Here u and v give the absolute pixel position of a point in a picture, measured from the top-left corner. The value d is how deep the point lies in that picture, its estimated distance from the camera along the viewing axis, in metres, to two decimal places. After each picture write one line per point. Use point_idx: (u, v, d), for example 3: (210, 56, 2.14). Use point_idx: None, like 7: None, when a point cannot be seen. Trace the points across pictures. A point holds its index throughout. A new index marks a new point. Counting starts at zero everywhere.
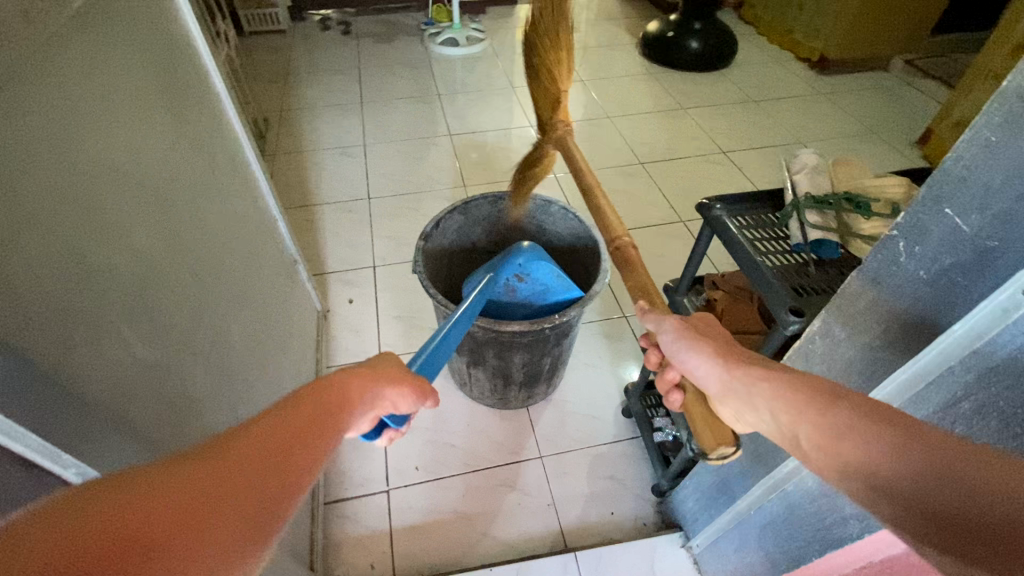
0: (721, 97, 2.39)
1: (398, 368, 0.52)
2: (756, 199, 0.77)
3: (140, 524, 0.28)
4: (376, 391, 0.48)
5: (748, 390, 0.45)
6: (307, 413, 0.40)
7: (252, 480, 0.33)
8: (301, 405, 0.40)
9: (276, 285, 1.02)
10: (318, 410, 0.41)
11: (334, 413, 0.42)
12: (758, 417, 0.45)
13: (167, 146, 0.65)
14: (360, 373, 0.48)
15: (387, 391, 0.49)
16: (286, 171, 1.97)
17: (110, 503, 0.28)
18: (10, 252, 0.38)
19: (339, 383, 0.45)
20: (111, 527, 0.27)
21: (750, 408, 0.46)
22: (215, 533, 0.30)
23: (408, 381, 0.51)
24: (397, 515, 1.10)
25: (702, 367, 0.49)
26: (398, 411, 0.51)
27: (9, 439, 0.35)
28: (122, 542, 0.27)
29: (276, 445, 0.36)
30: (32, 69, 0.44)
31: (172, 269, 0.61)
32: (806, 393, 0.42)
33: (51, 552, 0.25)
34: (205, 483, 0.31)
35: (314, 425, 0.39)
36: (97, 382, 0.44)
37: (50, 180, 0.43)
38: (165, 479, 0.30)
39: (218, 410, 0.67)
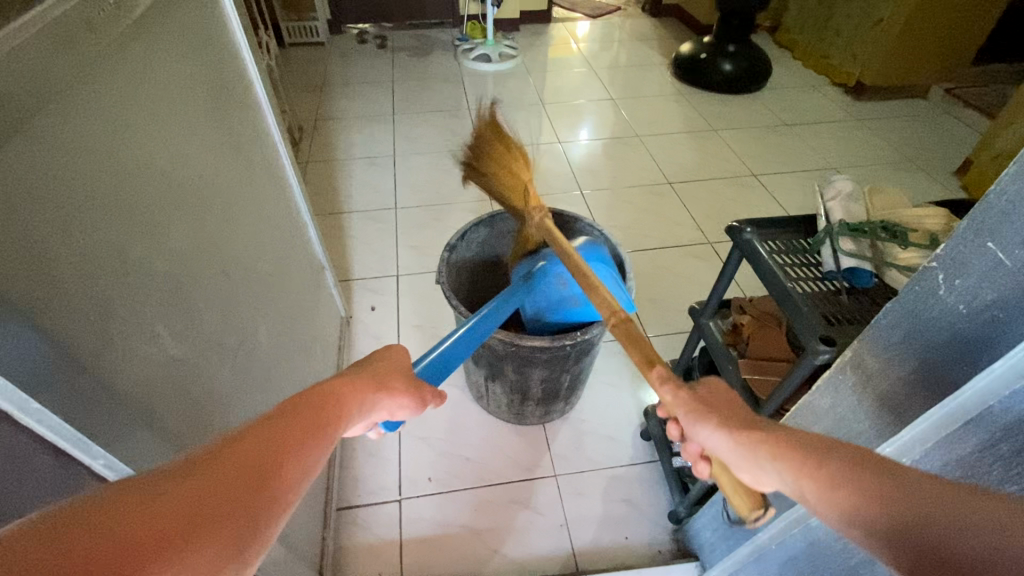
0: (752, 120, 2.37)
1: (398, 375, 0.54)
2: (788, 223, 0.75)
3: (174, 507, 0.29)
4: (377, 397, 0.50)
5: (755, 454, 0.42)
6: (316, 409, 0.41)
7: (271, 465, 0.35)
8: (310, 402, 0.42)
9: (303, 289, 1.04)
10: (326, 411, 0.42)
11: (342, 415, 0.43)
12: (769, 480, 0.42)
13: (210, 152, 0.68)
14: (361, 380, 0.50)
15: (386, 398, 0.51)
16: (318, 179, 2.02)
17: (146, 491, 0.29)
18: (60, 248, 0.40)
19: (341, 387, 0.46)
20: (150, 511, 0.28)
21: (758, 468, 0.42)
22: (242, 512, 0.31)
23: (404, 389, 0.54)
24: (407, 525, 1.10)
25: (714, 437, 0.44)
26: (392, 417, 0.53)
27: (44, 428, 0.36)
28: (160, 523, 0.28)
29: (290, 444, 0.37)
30: (91, 74, 0.46)
31: (207, 270, 0.63)
32: (801, 449, 0.41)
33: (95, 538, 0.26)
34: (238, 472, 0.33)
35: (323, 421, 0.41)
36: (129, 375, 0.46)
37: (100, 180, 0.45)
38: (200, 468, 0.32)
39: (240, 409, 0.68)
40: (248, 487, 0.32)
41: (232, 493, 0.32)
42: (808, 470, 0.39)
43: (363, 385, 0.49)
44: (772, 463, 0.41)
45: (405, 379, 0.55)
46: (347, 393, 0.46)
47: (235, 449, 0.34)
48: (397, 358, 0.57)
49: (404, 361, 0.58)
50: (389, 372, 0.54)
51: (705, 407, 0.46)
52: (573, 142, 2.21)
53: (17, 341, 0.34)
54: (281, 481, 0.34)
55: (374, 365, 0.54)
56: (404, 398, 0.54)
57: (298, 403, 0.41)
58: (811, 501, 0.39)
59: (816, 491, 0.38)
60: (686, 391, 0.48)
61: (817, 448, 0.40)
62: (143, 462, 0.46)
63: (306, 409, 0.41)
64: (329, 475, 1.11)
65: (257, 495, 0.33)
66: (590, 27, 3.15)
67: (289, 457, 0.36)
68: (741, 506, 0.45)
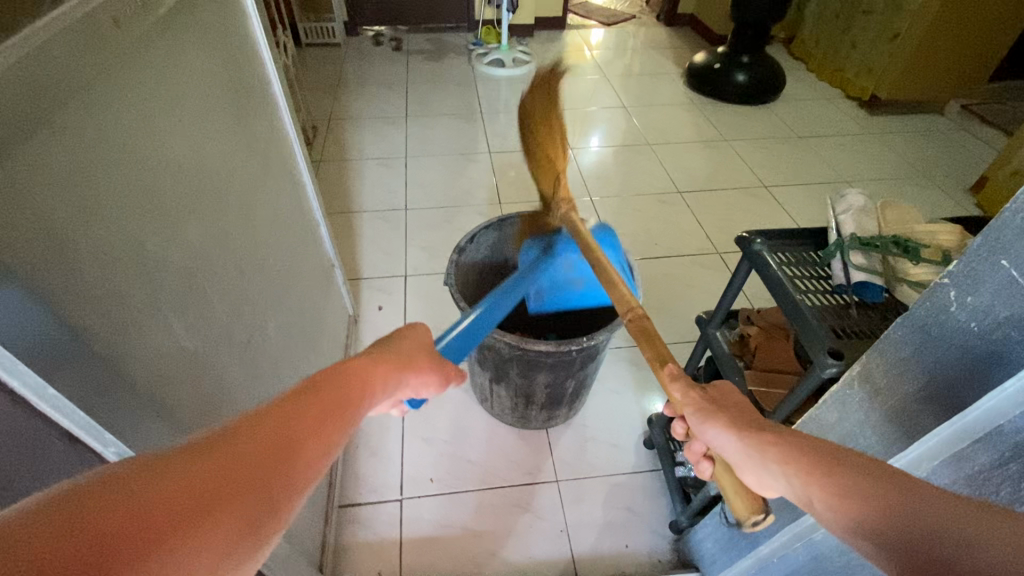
0: (765, 131, 2.36)
1: (422, 355, 0.55)
2: (799, 236, 0.75)
3: (209, 477, 0.30)
4: (402, 375, 0.51)
5: (762, 457, 0.43)
6: (344, 386, 0.42)
7: (300, 441, 0.36)
8: (338, 378, 0.43)
9: (313, 287, 1.05)
10: (347, 391, 0.42)
11: (367, 391, 0.44)
12: (776, 484, 0.43)
13: (228, 149, 0.69)
14: (387, 358, 0.51)
15: (409, 377, 0.52)
16: (330, 177, 2.04)
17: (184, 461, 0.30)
18: (81, 238, 0.40)
19: (367, 366, 0.47)
20: (186, 480, 0.29)
21: (765, 470, 0.43)
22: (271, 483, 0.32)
23: (427, 368, 0.55)
24: (408, 525, 1.10)
25: (715, 433, 0.48)
26: (414, 394, 0.54)
27: (58, 414, 0.36)
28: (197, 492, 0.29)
29: (317, 417, 0.38)
30: (117, 70, 0.47)
31: (220, 265, 0.64)
32: (811, 455, 0.41)
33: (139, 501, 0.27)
34: (268, 446, 0.34)
35: (350, 397, 0.42)
36: (142, 365, 0.46)
37: (121, 173, 0.46)
38: (234, 440, 0.33)
39: (247, 403, 0.69)
40: (277, 461, 0.33)
41: (252, 472, 0.32)
42: (815, 474, 0.40)
43: (386, 366, 0.49)
44: (780, 466, 0.42)
45: (425, 360, 0.55)
46: (369, 373, 0.46)
47: (257, 427, 0.34)
48: (419, 340, 0.57)
49: (426, 343, 0.58)
50: (409, 353, 0.54)
51: (709, 406, 0.49)
52: (584, 149, 2.22)
53: (43, 327, 0.35)
54: (307, 452, 0.36)
55: (397, 345, 0.54)
56: (424, 381, 0.54)
57: (319, 382, 0.41)
58: (817, 508, 0.39)
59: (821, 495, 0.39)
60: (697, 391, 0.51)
61: (826, 455, 0.41)
62: (153, 452, 0.47)
63: (328, 388, 0.41)
64: (332, 472, 1.12)
65: (275, 474, 0.33)
66: (604, 35, 3.16)
67: (317, 433, 0.37)
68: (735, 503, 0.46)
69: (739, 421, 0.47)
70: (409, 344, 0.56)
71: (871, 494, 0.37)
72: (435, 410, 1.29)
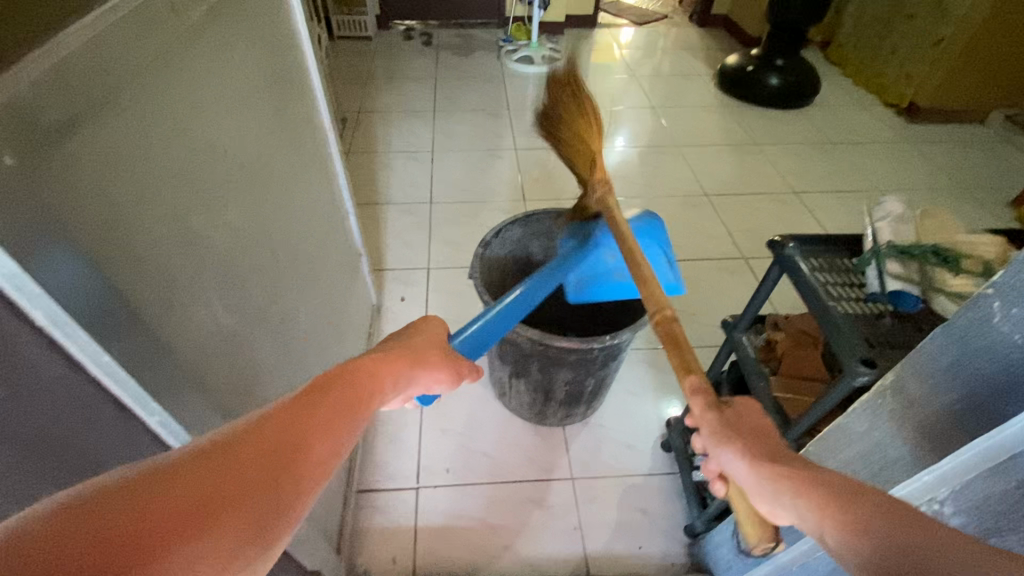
0: (797, 137, 2.31)
1: (437, 351, 0.55)
2: (833, 242, 0.74)
3: (213, 483, 0.30)
4: (415, 372, 0.51)
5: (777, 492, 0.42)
6: (355, 384, 0.42)
7: (307, 443, 0.36)
8: (350, 377, 0.43)
9: (341, 274, 1.07)
10: (357, 389, 0.42)
11: (377, 390, 0.45)
12: (787, 515, 0.43)
13: (269, 135, 0.71)
14: (401, 356, 0.51)
15: (423, 375, 0.52)
16: (357, 169, 2.07)
17: (190, 468, 0.30)
18: (137, 213, 0.43)
19: (380, 363, 0.47)
20: (192, 486, 0.30)
21: (777, 502, 0.43)
22: (278, 487, 0.33)
23: (442, 365, 0.55)
24: (422, 514, 1.11)
25: (731, 465, 0.46)
26: (429, 392, 0.54)
27: (111, 381, 0.38)
28: (200, 498, 0.29)
29: (324, 418, 0.38)
30: (174, 56, 0.49)
31: (257, 247, 0.66)
32: (827, 490, 0.41)
33: (143, 508, 0.28)
34: (273, 451, 0.34)
35: (360, 395, 0.42)
36: (185, 339, 0.48)
37: (173, 156, 0.48)
38: (239, 445, 0.33)
39: (276, 384, 0.71)
40: (281, 464, 0.34)
41: (260, 473, 0.32)
42: (831, 505, 0.40)
43: (398, 363, 0.49)
44: (795, 503, 0.42)
45: (440, 357, 0.55)
46: (381, 369, 0.47)
47: (264, 428, 0.35)
48: (434, 338, 0.58)
49: (440, 341, 0.58)
50: (423, 350, 0.54)
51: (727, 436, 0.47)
52: (610, 148, 2.20)
53: (107, 301, 0.37)
54: (313, 453, 0.36)
55: (411, 343, 0.55)
56: (437, 378, 0.54)
57: (329, 379, 0.41)
58: (829, 544, 0.40)
59: (832, 525, 0.40)
60: (713, 413, 0.48)
61: (845, 490, 0.41)
62: (192, 423, 0.48)
63: (339, 385, 0.41)
64: (351, 457, 1.14)
65: (279, 478, 0.33)
66: (634, 34, 3.13)
67: (325, 433, 0.37)
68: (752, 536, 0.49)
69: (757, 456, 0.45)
70: (423, 341, 0.56)
71: (884, 534, 0.38)
72: (453, 402, 1.30)
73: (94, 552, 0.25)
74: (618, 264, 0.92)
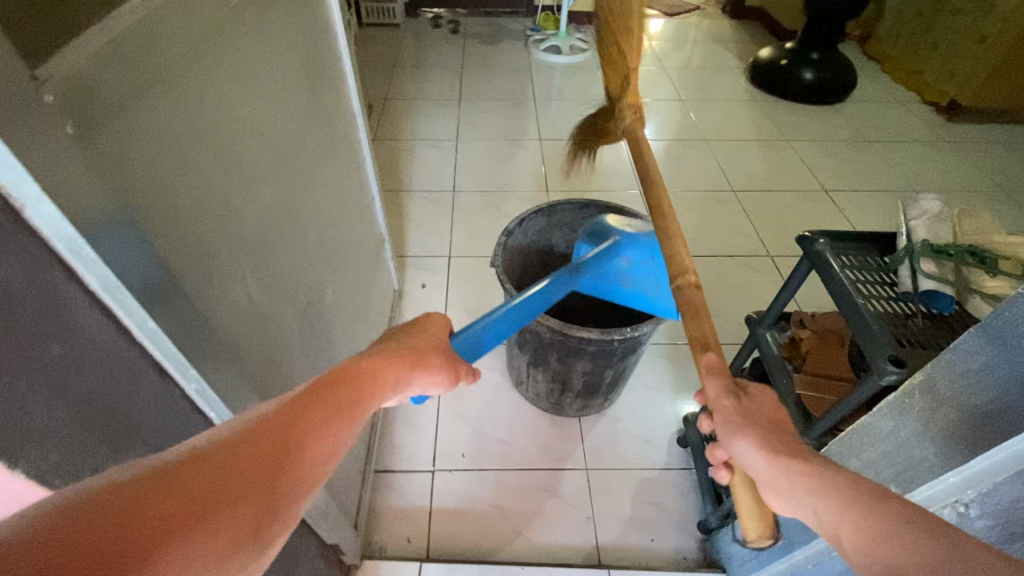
0: (830, 133, 2.25)
1: (438, 353, 0.56)
2: (865, 239, 0.72)
3: (212, 483, 0.31)
4: (415, 373, 0.52)
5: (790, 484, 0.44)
6: (353, 386, 0.43)
7: (304, 443, 0.37)
8: (348, 379, 0.44)
9: (365, 258, 1.09)
10: (352, 392, 0.43)
11: (376, 390, 0.45)
12: (800, 508, 0.44)
13: (303, 117, 0.72)
14: (401, 356, 0.52)
15: (423, 375, 0.53)
16: (382, 156, 2.09)
17: (190, 468, 0.31)
18: (179, 188, 0.45)
19: (379, 364, 0.48)
20: (191, 487, 0.31)
21: (790, 495, 0.44)
22: (277, 486, 0.34)
23: (441, 366, 0.55)
24: (437, 497, 1.13)
25: (744, 448, 0.48)
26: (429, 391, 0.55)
27: (153, 346, 0.41)
28: (198, 498, 0.30)
29: (321, 418, 0.39)
30: (219, 37, 0.51)
31: (289, 227, 0.67)
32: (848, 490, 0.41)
33: (143, 508, 0.28)
34: (271, 450, 0.35)
35: (358, 396, 0.43)
36: (220, 311, 0.50)
37: (215, 135, 0.50)
38: (239, 445, 0.34)
39: (302, 361, 0.73)
40: (279, 464, 0.35)
41: (257, 472, 0.33)
42: (850, 505, 0.40)
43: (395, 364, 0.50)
44: (808, 497, 0.43)
45: (440, 358, 0.56)
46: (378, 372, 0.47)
47: (261, 432, 0.35)
48: (435, 338, 0.59)
49: (440, 341, 0.59)
50: (421, 350, 0.55)
51: (741, 421, 0.49)
52: (634, 142, 2.18)
53: (153, 272, 0.40)
54: (311, 453, 0.37)
55: (409, 342, 0.55)
56: (433, 380, 0.55)
57: (324, 382, 0.42)
58: (844, 545, 0.40)
59: (848, 523, 0.40)
60: (731, 403, 0.50)
61: (868, 491, 0.41)
62: (225, 392, 0.50)
63: (336, 387, 0.42)
64: (369, 438, 1.16)
65: (276, 478, 0.34)
66: (664, 25, 3.08)
67: (322, 433, 0.38)
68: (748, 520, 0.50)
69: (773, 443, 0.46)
70: (423, 341, 0.57)
71: (905, 539, 0.37)
72: (470, 389, 1.31)
73: (93, 550, 0.26)
74: (630, 270, 0.92)
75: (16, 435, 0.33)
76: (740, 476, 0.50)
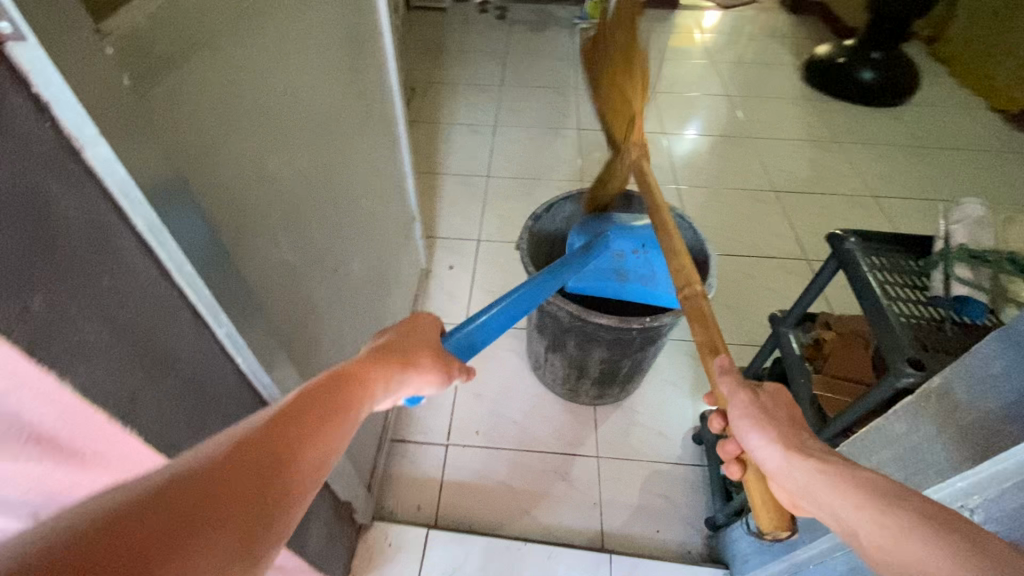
0: (884, 137, 2.15)
1: (427, 352, 0.55)
2: (899, 242, 0.70)
3: (199, 497, 0.30)
4: (404, 376, 0.51)
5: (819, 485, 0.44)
6: (338, 394, 0.43)
7: (289, 453, 0.36)
8: (332, 386, 0.43)
9: (395, 233, 1.12)
10: (336, 398, 0.42)
11: (363, 395, 0.45)
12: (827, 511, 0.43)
13: (342, 90, 0.75)
14: (388, 358, 0.51)
15: (412, 377, 0.53)
16: (421, 138, 2.12)
17: (176, 482, 0.30)
18: (220, 146, 0.48)
19: (364, 367, 0.47)
20: (178, 501, 0.29)
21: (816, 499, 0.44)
22: (264, 498, 0.33)
23: (432, 367, 0.55)
24: (449, 469, 1.17)
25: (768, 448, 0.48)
26: (419, 392, 0.55)
27: (189, 287, 0.45)
28: (187, 514, 0.29)
29: (306, 428, 0.38)
30: (267, 6, 0.54)
31: (322, 195, 0.71)
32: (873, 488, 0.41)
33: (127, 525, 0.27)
34: (257, 465, 0.34)
35: (343, 404, 0.42)
36: (248, 265, 0.54)
37: (257, 98, 0.53)
38: (223, 458, 0.32)
39: (327, 324, 0.76)
40: (269, 477, 0.34)
41: (247, 485, 0.32)
42: (869, 505, 0.40)
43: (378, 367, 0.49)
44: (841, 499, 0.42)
45: (429, 355, 0.55)
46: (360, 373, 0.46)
47: (248, 444, 0.34)
48: (424, 338, 0.57)
49: (430, 340, 0.58)
50: (407, 350, 0.54)
51: (766, 419, 0.50)
52: (679, 136, 2.13)
53: (189, 218, 0.43)
54: (298, 464, 0.36)
55: (396, 342, 0.54)
56: (425, 379, 0.54)
57: (310, 392, 0.41)
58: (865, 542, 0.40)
59: (876, 525, 0.39)
60: (752, 401, 0.51)
61: (891, 490, 0.40)
62: (251, 341, 0.54)
63: (321, 397, 0.41)
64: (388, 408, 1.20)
65: (267, 491, 0.33)
66: (719, 18, 2.98)
67: (307, 441, 0.37)
68: (765, 517, 0.52)
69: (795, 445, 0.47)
70: (409, 339, 0.56)
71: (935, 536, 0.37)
72: (489, 370, 1.34)
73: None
74: (623, 264, 0.94)
75: (69, 355, 0.36)
76: (752, 472, 0.53)
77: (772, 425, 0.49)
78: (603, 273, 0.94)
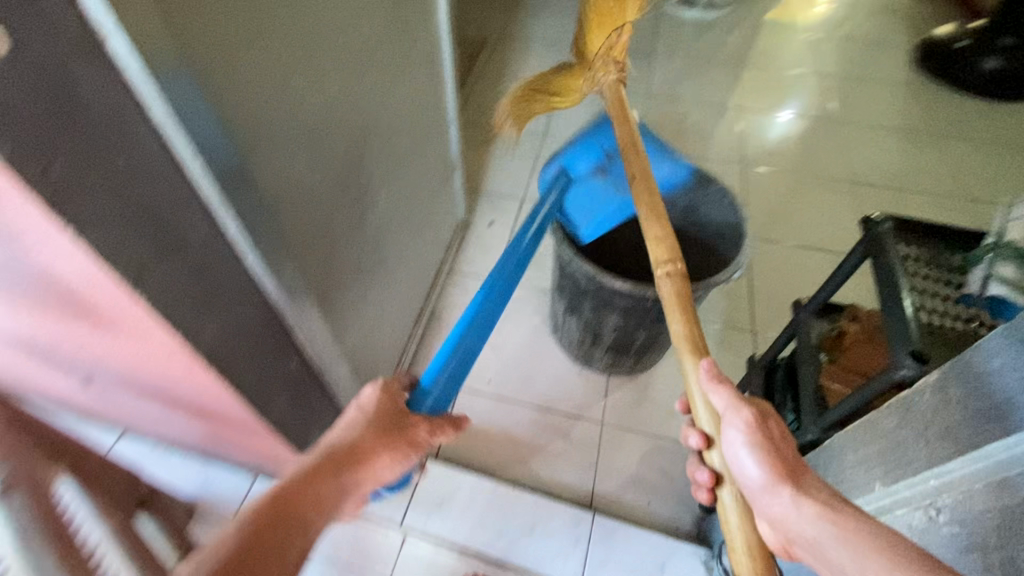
0: (995, 137, 1.90)
1: (379, 444, 0.61)
2: (943, 233, 0.63)
3: None
4: (353, 477, 0.58)
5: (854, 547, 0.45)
6: (274, 529, 0.50)
7: None
8: (270, 523, 0.50)
9: (432, 177, 1.14)
10: (276, 534, 0.49)
11: (302, 521, 0.52)
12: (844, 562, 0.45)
13: (383, 23, 0.76)
14: (335, 465, 0.57)
15: (364, 473, 0.59)
16: (483, 90, 2.11)
17: None
18: (245, 56, 0.51)
19: (306, 486, 0.54)
20: None
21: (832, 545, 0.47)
22: None
23: (385, 455, 0.61)
24: (456, 411, 1.21)
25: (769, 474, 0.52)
26: (378, 484, 0.61)
27: (200, 183, 0.50)
28: None
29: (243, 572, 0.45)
30: None
31: (350, 124, 0.73)
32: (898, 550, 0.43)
33: None
34: None
35: (279, 538, 0.49)
36: (265, 175, 0.58)
37: (286, 17, 0.56)
38: None
39: (343, 250, 0.80)
40: None
41: None
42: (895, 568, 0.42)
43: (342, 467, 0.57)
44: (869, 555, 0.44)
45: (382, 447, 0.61)
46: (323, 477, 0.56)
47: None
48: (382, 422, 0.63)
49: (390, 422, 0.63)
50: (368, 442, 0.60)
51: (768, 443, 0.53)
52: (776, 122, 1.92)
53: (204, 118, 0.47)
54: None
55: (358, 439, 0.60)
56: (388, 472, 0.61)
57: (243, 538, 0.47)
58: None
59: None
60: (762, 431, 0.53)
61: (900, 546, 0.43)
62: (257, 244, 0.58)
63: (261, 539, 0.48)
64: (408, 345, 1.26)
65: None
66: None
67: None
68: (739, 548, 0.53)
69: (795, 477, 0.51)
70: (370, 433, 0.61)
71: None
72: (510, 324, 1.36)
73: None
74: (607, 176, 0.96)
75: (88, 215, 0.41)
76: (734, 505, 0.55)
77: (773, 450, 0.52)
78: (598, 189, 0.94)
